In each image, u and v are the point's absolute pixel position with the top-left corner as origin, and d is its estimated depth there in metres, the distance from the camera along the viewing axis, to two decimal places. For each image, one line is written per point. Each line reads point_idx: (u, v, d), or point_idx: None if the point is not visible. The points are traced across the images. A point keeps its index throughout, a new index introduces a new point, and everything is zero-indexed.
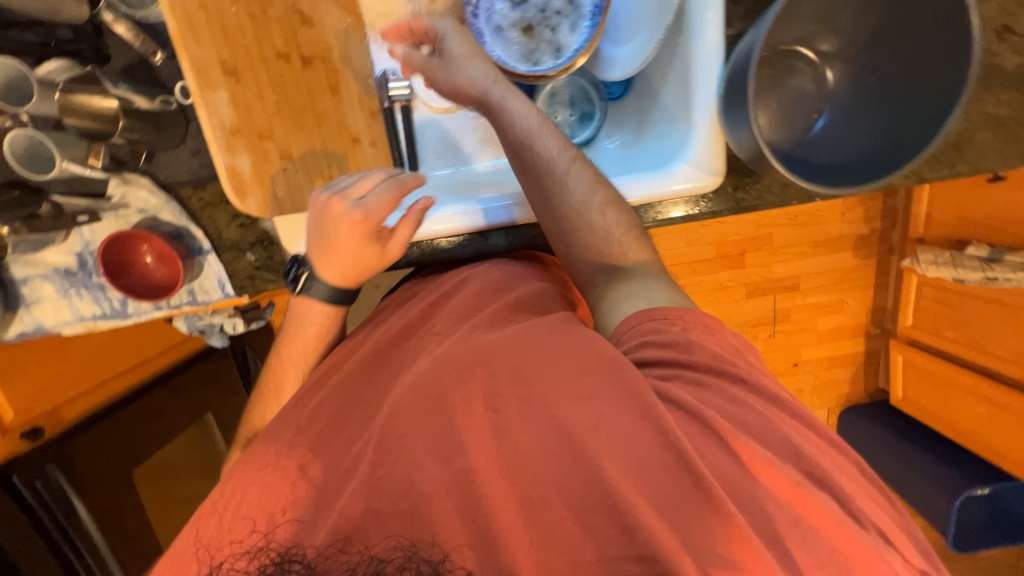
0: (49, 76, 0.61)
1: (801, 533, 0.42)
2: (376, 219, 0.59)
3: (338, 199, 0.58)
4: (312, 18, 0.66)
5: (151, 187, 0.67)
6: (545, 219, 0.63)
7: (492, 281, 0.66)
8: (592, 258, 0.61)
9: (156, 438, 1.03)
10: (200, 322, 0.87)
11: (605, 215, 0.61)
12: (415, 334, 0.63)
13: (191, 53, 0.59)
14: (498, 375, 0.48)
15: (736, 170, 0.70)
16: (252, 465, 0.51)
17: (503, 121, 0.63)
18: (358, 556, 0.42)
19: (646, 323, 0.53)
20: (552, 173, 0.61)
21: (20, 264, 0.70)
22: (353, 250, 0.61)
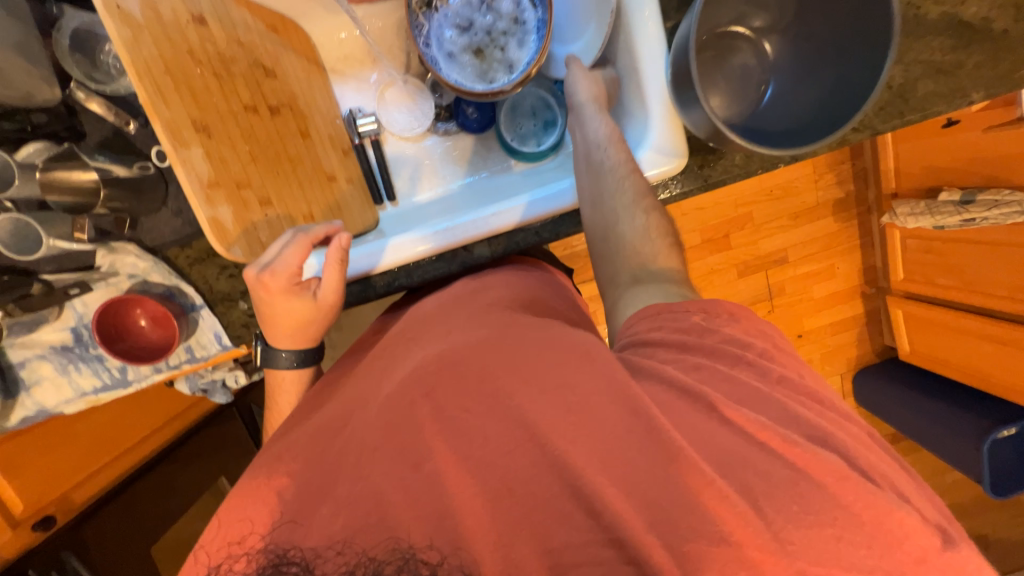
0: (29, 158, 0.63)
1: (800, 475, 0.42)
2: (290, 271, 0.61)
3: (253, 266, 0.61)
4: (274, 71, 0.73)
5: (139, 252, 0.68)
6: (587, 218, 0.68)
7: (468, 288, 0.69)
8: (627, 265, 0.63)
9: (164, 511, 1.00)
10: (202, 380, 0.88)
11: (646, 219, 0.64)
12: (397, 342, 0.64)
13: (164, 115, 0.56)
14: (491, 372, 0.49)
15: (698, 149, 0.73)
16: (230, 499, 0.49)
17: (587, 133, 0.69)
18: (355, 558, 0.41)
19: (664, 313, 0.54)
20: (614, 181, 0.65)
21: (16, 346, 0.70)
22: (286, 305, 0.63)
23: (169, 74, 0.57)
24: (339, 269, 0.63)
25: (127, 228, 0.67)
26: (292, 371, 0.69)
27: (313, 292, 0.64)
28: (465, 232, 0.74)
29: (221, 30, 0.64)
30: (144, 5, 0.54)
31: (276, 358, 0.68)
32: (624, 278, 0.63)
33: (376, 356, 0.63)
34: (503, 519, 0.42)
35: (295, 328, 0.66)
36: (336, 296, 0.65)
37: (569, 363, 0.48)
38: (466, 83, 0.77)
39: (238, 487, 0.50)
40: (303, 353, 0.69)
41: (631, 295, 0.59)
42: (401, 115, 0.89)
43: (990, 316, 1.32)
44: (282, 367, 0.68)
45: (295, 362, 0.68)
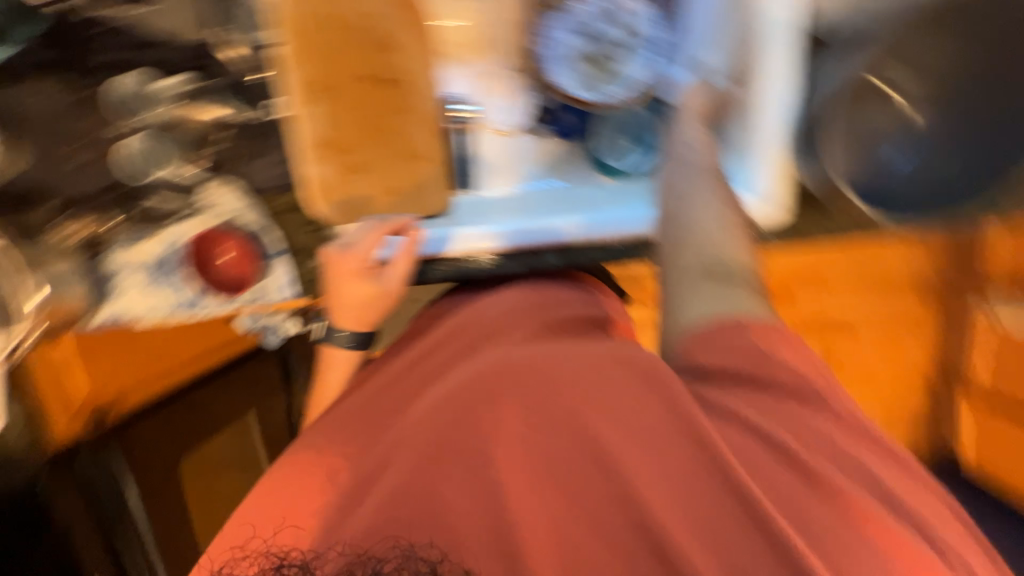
0: (174, 88, 0.71)
1: (876, 572, 0.40)
2: (365, 252, 0.67)
3: (333, 245, 0.68)
4: (393, 42, 0.70)
5: (242, 189, 0.74)
6: (659, 209, 0.62)
7: (525, 301, 0.68)
8: (695, 254, 0.54)
9: (198, 431, 1.10)
10: (259, 320, 0.90)
11: (712, 211, 0.57)
12: (452, 341, 0.65)
13: (305, 70, 0.67)
14: (555, 386, 0.47)
15: (806, 204, 0.71)
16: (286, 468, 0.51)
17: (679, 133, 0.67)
18: (352, 559, 0.41)
19: (726, 334, 0.49)
20: (694, 175, 0.61)
21: (121, 253, 0.74)
22: (356, 288, 0.67)
23: (321, 44, 0.67)
24: (407, 255, 0.69)
25: (236, 166, 0.74)
26: (348, 353, 0.68)
27: (380, 277, 0.68)
28: (538, 235, 0.76)
29: (355, 0, 0.67)
30: None
31: (334, 335, 0.67)
32: (687, 266, 0.54)
33: (427, 353, 0.64)
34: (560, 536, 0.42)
35: (354, 310, 0.67)
36: (400, 285, 0.69)
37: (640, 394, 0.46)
38: (574, 90, 0.80)
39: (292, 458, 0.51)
40: (359, 336, 0.68)
41: (689, 297, 0.52)
42: (500, 110, 0.86)
43: None
44: (341, 346, 0.68)
45: (351, 342, 0.68)
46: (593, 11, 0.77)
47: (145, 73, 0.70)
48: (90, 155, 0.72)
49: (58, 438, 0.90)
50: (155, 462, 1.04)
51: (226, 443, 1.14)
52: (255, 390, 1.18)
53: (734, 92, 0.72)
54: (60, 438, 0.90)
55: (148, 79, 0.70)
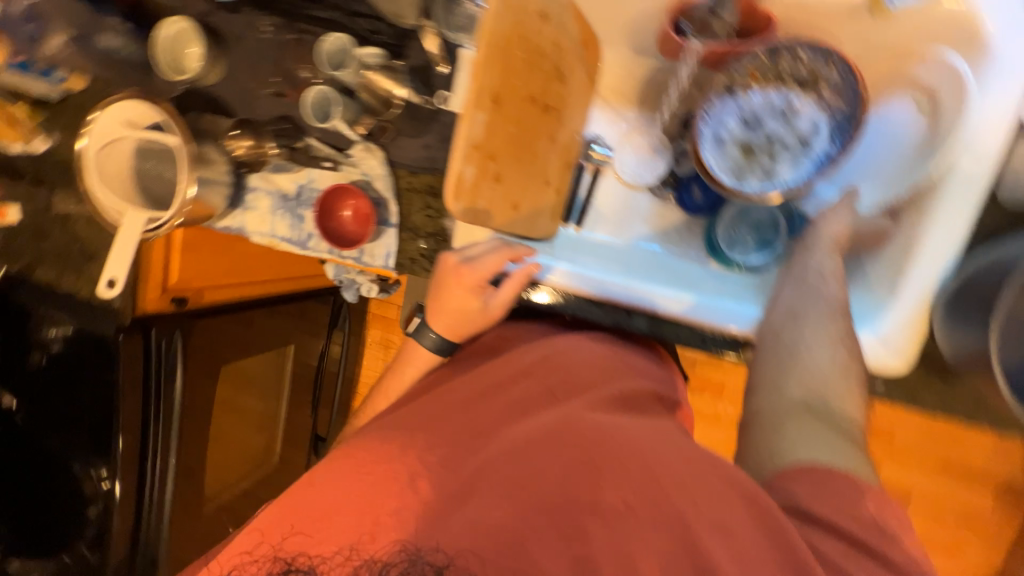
0: (364, 57, 0.71)
1: None
2: (481, 274, 0.68)
3: (456, 254, 0.70)
4: (564, 77, 0.77)
5: (382, 160, 0.77)
6: (770, 323, 0.61)
7: (606, 362, 0.67)
8: (797, 387, 0.52)
9: (239, 346, 1.19)
10: (345, 275, 0.97)
11: (833, 353, 0.54)
12: (534, 375, 0.63)
13: (483, 81, 0.63)
14: (651, 473, 0.47)
15: (928, 366, 0.66)
16: (357, 456, 0.54)
17: (810, 258, 0.65)
18: (363, 562, 0.46)
19: (826, 479, 0.45)
20: (819, 309, 0.58)
21: (259, 176, 0.85)
22: (463, 300, 0.70)
23: (505, 53, 0.64)
24: (518, 284, 0.72)
25: (385, 137, 0.76)
26: (428, 352, 0.75)
27: (487, 297, 0.71)
28: (635, 298, 0.74)
29: (553, 30, 0.70)
30: None
31: (422, 335, 0.74)
32: (787, 401, 0.52)
33: (508, 381, 0.63)
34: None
35: (453, 318, 0.72)
36: (500, 311, 0.73)
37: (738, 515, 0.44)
38: (717, 170, 0.76)
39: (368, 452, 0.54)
40: (445, 343, 0.74)
41: (782, 429, 0.50)
42: (632, 162, 0.90)
43: None
44: (422, 344, 0.74)
45: (435, 345, 0.74)
46: (768, 102, 0.74)
47: (344, 36, 0.73)
48: (281, 87, 0.79)
49: (145, 306, 1.02)
50: (208, 363, 1.11)
51: (262, 365, 1.28)
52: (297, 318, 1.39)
53: (886, 225, 0.69)
54: (146, 307, 1.02)
55: (344, 41, 0.73)
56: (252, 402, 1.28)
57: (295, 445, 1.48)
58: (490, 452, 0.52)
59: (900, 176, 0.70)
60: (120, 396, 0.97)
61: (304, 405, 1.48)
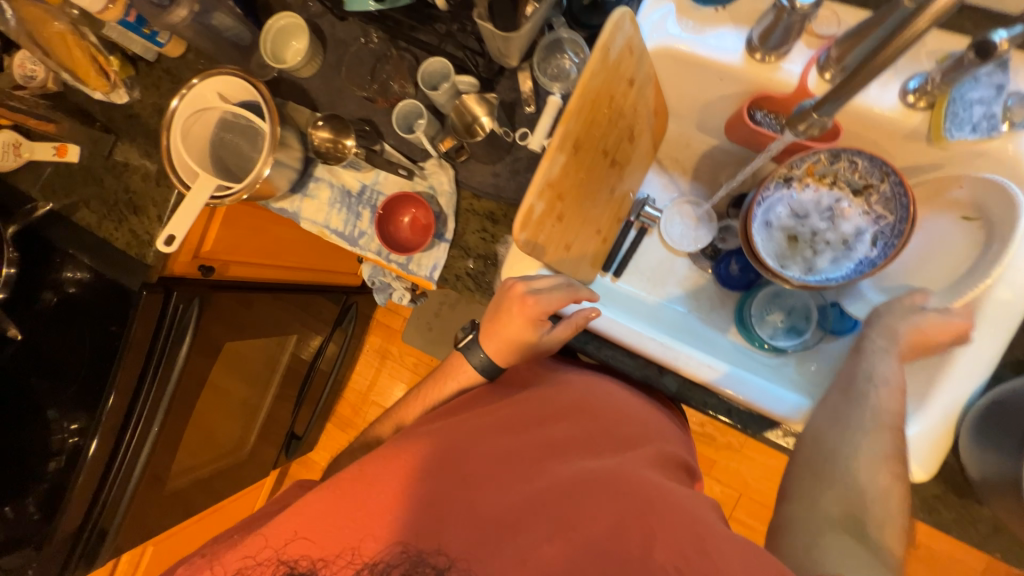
0: (461, 85, 0.78)
1: None
2: (543, 307, 0.68)
3: (524, 283, 0.69)
4: (635, 138, 0.83)
5: (451, 179, 0.80)
6: (816, 425, 0.65)
7: (631, 413, 0.68)
8: (835, 507, 0.57)
9: (253, 326, 1.18)
10: (380, 277, 0.99)
11: (877, 478, 0.58)
12: (573, 419, 0.64)
13: (569, 127, 0.65)
14: (672, 540, 0.50)
15: (946, 479, 0.66)
16: (390, 464, 0.56)
17: (876, 367, 0.65)
18: (364, 563, 0.50)
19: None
20: (867, 424, 0.61)
21: (324, 167, 0.87)
22: (521, 330, 0.70)
23: (592, 105, 0.67)
24: (573, 327, 0.72)
25: (458, 158, 0.79)
26: (474, 371, 0.75)
27: (543, 332, 0.71)
28: (669, 357, 0.74)
29: (635, 96, 0.75)
30: (616, 55, 0.67)
31: (470, 352, 0.75)
32: (823, 517, 0.57)
33: (546, 421, 0.63)
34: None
35: (505, 342, 0.72)
36: (552, 345, 0.73)
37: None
38: (764, 251, 0.78)
39: (403, 462, 0.56)
40: (490, 364, 0.75)
41: (815, 539, 0.55)
42: (677, 228, 0.95)
43: None
44: (471, 363, 0.75)
45: (482, 366, 0.75)
46: (819, 201, 0.79)
47: (445, 60, 0.78)
48: (372, 94, 0.83)
49: (173, 270, 1.01)
50: (208, 344, 1.05)
51: (258, 348, 1.23)
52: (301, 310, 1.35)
53: (962, 326, 0.63)
54: (174, 271, 1.01)
55: (445, 66, 0.79)
56: (240, 392, 1.24)
57: (268, 439, 1.46)
58: (521, 493, 0.54)
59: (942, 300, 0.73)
60: (123, 358, 0.92)
61: (288, 397, 1.45)
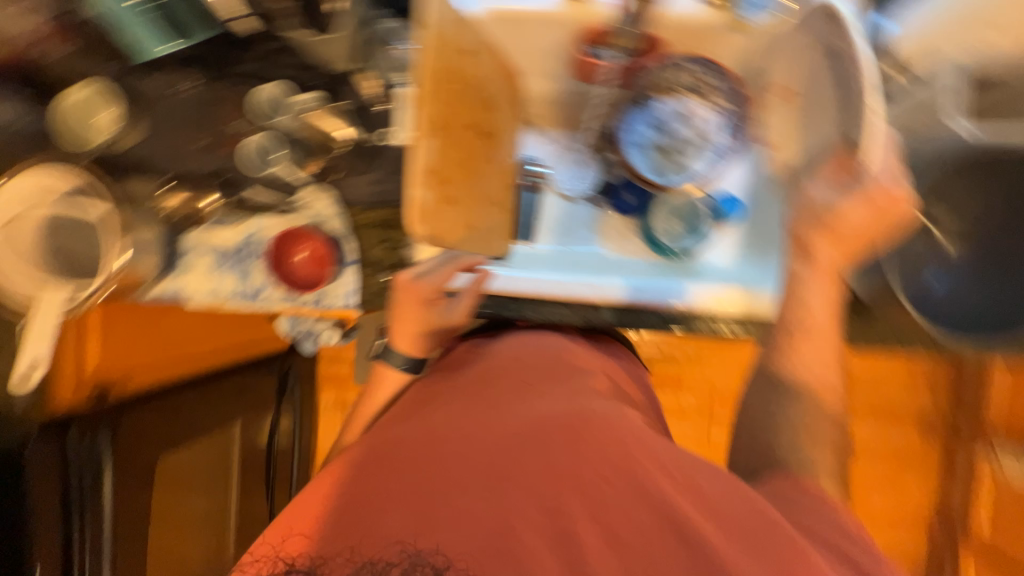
0: (305, 103, 0.74)
1: None
2: (432, 285, 0.70)
3: (408, 272, 0.71)
4: (498, 103, 0.83)
5: (334, 200, 0.78)
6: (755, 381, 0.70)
7: (572, 356, 0.71)
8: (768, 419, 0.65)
9: (184, 435, 1.11)
10: (301, 325, 0.94)
11: (799, 418, 0.65)
12: (507, 373, 0.66)
13: (428, 112, 0.66)
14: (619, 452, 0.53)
15: (850, 305, 0.75)
16: (339, 475, 0.53)
17: (801, 300, 0.68)
18: (362, 564, 0.46)
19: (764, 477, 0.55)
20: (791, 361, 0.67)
21: (192, 237, 0.80)
22: (422, 315, 0.71)
23: (438, 84, 0.68)
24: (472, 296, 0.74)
25: (334, 177, 0.78)
26: (400, 373, 0.73)
27: (445, 309, 0.73)
28: (598, 292, 0.84)
29: (480, 63, 0.77)
30: (448, 31, 0.69)
31: (388, 356, 0.73)
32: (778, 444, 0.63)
33: (489, 390, 0.63)
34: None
35: (417, 335, 0.72)
36: (461, 319, 0.74)
37: (668, 480, 0.52)
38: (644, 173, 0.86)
39: (347, 469, 0.53)
40: (413, 359, 0.73)
41: None
42: (567, 176, 0.97)
43: None
44: (393, 366, 0.72)
45: (404, 365, 0.72)
46: (672, 109, 0.81)
47: (282, 82, 0.74)
48: (212, 139, 0.77)
49: (64, 405, 0.90)
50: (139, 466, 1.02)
51: (199, 455, 1.15)
52: (237, 396, 1.25)
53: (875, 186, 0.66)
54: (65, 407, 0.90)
55: (281, 88, 0.74)
56: (191, 501, 1.15)
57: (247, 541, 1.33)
58: (473, 453, 0.53)
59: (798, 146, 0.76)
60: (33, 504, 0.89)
61: (251, 490, 1.32)
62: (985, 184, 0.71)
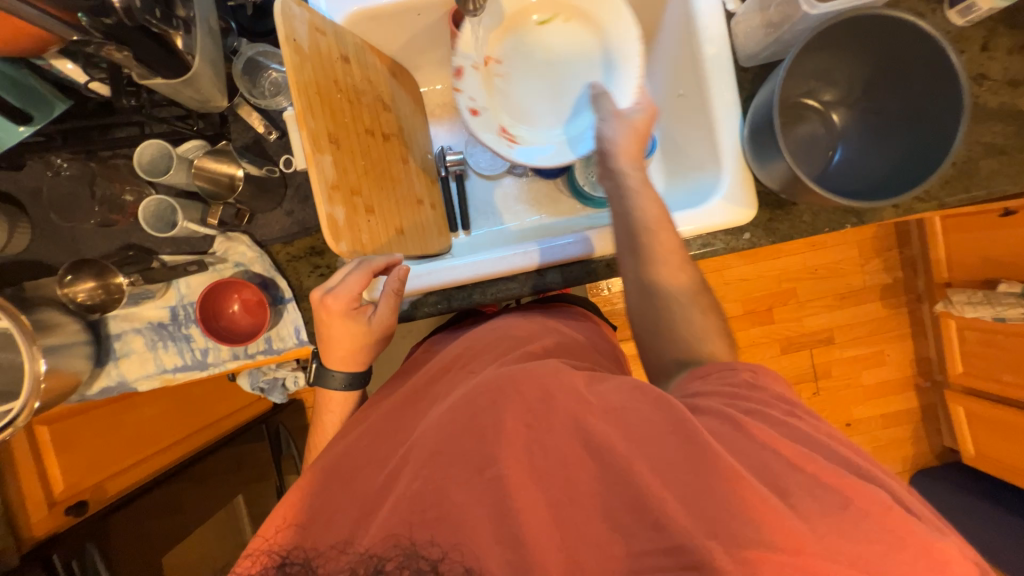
0: (187, 154, 0.73)
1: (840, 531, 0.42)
2: (347, 297, 0.66)
3: (320, 288, 0.67)
4: (389, 105, 0.84)
5: (250, 243, 0.74)
6: (633, 309, 0.68)
7: (521, 326, 0.71)
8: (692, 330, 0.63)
9: (177, 527, 1.06)
10: (264, 376, 0.90)
11: (700, 317, 0.64)
12: (453, 369, 0.66)
13: (311, 126, 0.62)
14: (542, 400, 0.51)
15: (768, 203, 0.77)
16: (295, 495, 0.54)
17: (635, 206, 0.68)
18: (358, 557, 0.47)
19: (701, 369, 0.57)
20: (667, 265, 0.65)
21: (118, 318, 0.76)
22: (346, 328, 0.69)
23: (320, 97, 0.65)
24: (393, 296, 0.70)
25: (244, 222, 0.74)
26: (342, 392, 0.74)
27: (369, 317, 0.69)
28: (535, 258, 0.78)
29: (359, 69, 0.76)
30: (309, 42, 0.65)
31: (329, 380, 0.73)
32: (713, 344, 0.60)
33: (443, 385, 0.63)
34: (597, 531, 0.46)
35: (351, 350, 0.71)
36: (386, 324, 0.71)
37: (597, 415, 0.50)
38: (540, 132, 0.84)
39: (297, 491, 0.54)
40: (352, 375, 0.74)
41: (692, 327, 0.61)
42: (482, 157, 1.01)
43: (1000, 402, 1.49)
44: (335, 388, 0.73)
45: (345, 383, 0.73)
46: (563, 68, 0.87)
47: (158, 139, 0.70)
48: (104, 217, 0.72)
49: (36, 533, 0.85)
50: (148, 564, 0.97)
51: (206, 540, 1.13)
52: (234, 471, 1.24)
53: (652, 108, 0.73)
54: (37, 534, 0.85)
55: (161, 146, 0.70)
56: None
57: None
58: (415, 442, 0.53)
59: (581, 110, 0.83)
60: None
61: None
62: (863, 50, 0.68)
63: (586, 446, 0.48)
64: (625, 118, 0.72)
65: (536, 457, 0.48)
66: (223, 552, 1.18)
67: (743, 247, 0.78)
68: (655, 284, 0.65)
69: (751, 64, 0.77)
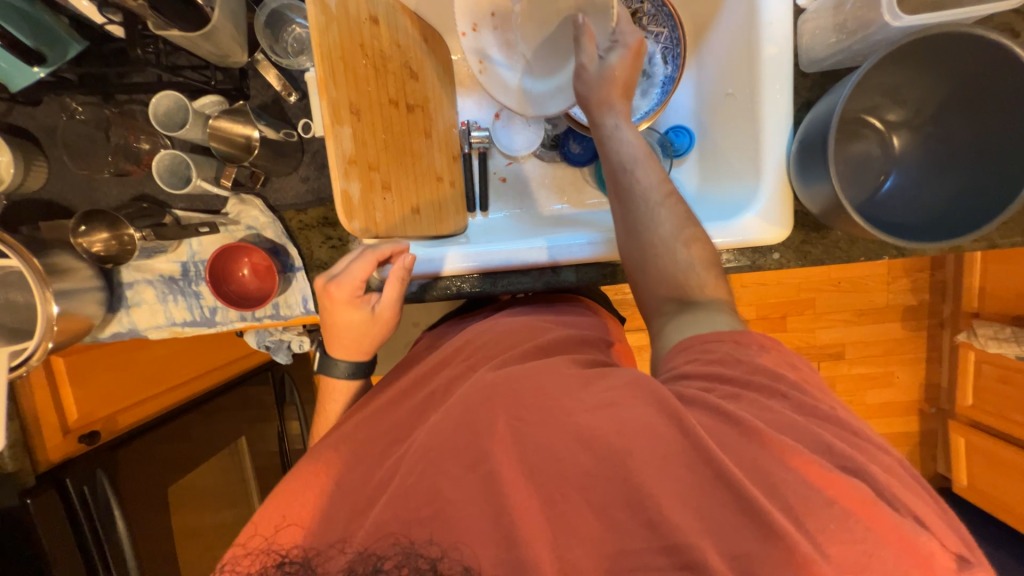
0: (203, 109, 0.70)
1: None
2: (349, 285, 0.67)
3: (324, 276, 0.69)
4: (417, 74, 0.79)
5: (263, 208, 0.73)
6: (624, 248, 0.66)
7: (531, 324, 0.70)
8: None
9: (184, 465, 1.11)
10: (270, 338, 0.90)
11: (690, 250, 0.62)
12: (452, 361, 0.67)
13: (332, 95, 0.58)
14: (547, 406, 0.50)
15: (804, 225, 0.73)
16: (297, 478, 0.55)
17: (621, 147, 0.67)
18: (354, 557, 0.46)
19: (696, 344, 0.55)
20: (653, 208, 0.64)
21: (131, 268, 0.76)
22: (347, 317, 0.69)
23: (344, 63, 0.61)
24: (398, 285, 0.69)
25: (259, 184, 0.72)
26: (345, 381, 0.73)
27: (372, 304, 0.70)
28: (551, 254, 0.76)
29: (388, 33, 0.71)
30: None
31: (333, 368, 0.72)
32: None
33: (446, 380, 0.62)
34: (600, 551, 0.44)
35: (354, 340, 0.71)
36: (391, 311, 0.70)
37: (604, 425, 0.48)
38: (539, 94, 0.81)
39: (298, 477, 0.56)
40: (357, 365, 0.73)
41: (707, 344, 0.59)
42: (508, 134, 0.96)
43: (1007, 441, 1.47)
44: (338, 375, 0.73)
45: (349, 372, 0.73)
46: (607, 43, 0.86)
47: (170, 90, 0.67)
48: (119, 166, 0.71)
49: (49, 458, 0.89)
50: (154, 495, 1.03)
51: (211, 475, 1.21)
52: (240, 414, 1.28)
53: (636, 37, 0.70)
54: (51, 459, 0.89)
55: (175, 97, 0.67)
56: (214, 514, 1.22)
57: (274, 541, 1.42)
58: (414, 439, 0.53)
59: (551, 50, 0.80)
60: (49, 555, 0.85)
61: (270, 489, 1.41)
62: (943, 70, 0.61)
63: (593, 458, 0.46)
64: (604, 61, 0.70)
65: (541, 458, 0.47)
66: (224, 491, 1.26)
67: (769, 268, 0.74)
68: (645, 223, 0.63)
69: (812, 70, 0.70)
